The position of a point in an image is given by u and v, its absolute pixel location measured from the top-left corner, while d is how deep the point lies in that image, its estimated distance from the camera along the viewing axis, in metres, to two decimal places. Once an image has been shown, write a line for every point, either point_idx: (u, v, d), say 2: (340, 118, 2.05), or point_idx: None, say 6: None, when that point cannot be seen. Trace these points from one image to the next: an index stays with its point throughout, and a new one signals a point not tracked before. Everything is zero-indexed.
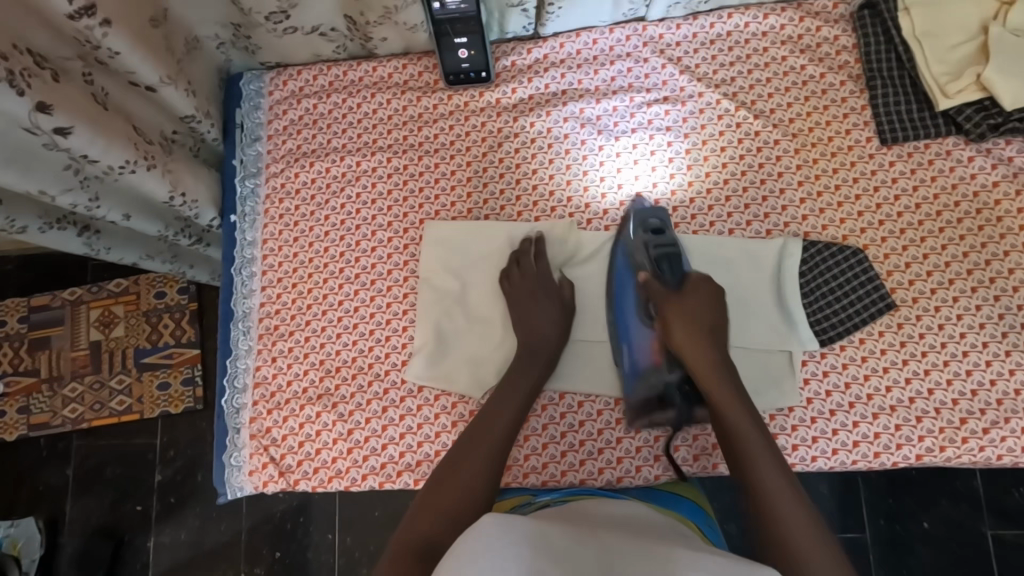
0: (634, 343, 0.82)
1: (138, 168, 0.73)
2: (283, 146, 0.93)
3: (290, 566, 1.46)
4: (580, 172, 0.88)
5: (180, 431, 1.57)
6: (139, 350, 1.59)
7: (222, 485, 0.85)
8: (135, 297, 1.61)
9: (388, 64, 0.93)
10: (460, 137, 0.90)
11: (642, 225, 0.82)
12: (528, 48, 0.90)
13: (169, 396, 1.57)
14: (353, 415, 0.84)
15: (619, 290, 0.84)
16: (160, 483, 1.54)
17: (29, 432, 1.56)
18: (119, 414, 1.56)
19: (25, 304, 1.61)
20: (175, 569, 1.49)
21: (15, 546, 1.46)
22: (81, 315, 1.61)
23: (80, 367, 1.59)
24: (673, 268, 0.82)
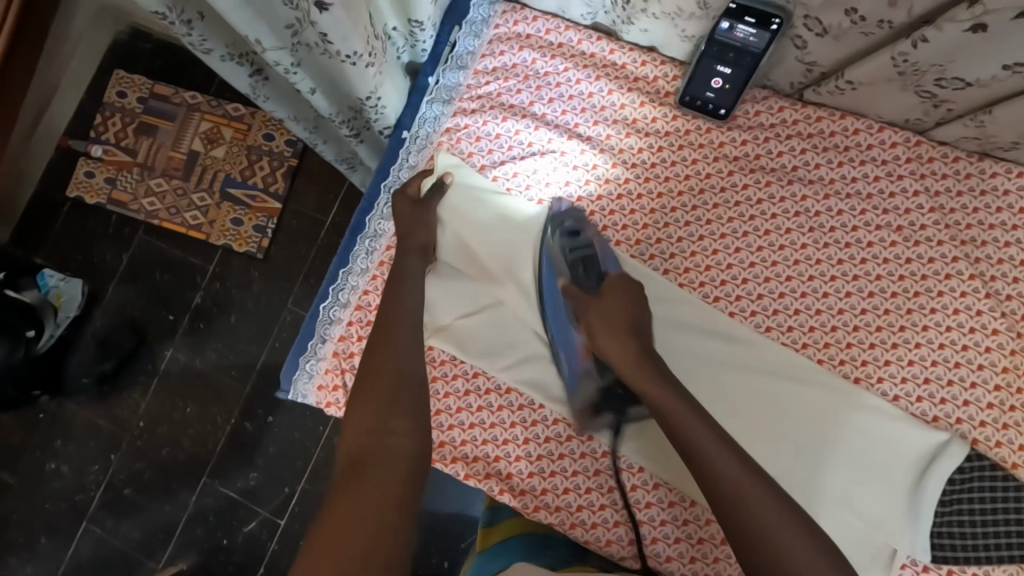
0: (562, 346, 0.79)
1: (359, 61, 0.69)
2: (484, 86, 0.86)
3: (280, 434, 1.55)
4: (768, 260, 0.79)
5: (235, 269, 1.61)
6: (228, 179, 1.64)
7: (289, 382, 0.84)
8: (245, 128, 1.65)
9: (627, 53, 0.84)
10: (664, 162, 0.82)
11: (556, 227, 0.80)
12: (782, 105, 0.80)
13: (237, 234, 1.62)
14: (435, 382, 0.81)
15: (551, 297, 0.81)
16: (197, 306, 1.60)
17: (106, 204, 1.64)
18: (188, 228, 1.63)
19: (148, 88, 1.67)
20: (179, 388, 1.58)
21: (60, 299, 1.52)
22: (192, 122, 1.66)
23: (172, 169, 1.65)
24: (591, 271, 0.79)
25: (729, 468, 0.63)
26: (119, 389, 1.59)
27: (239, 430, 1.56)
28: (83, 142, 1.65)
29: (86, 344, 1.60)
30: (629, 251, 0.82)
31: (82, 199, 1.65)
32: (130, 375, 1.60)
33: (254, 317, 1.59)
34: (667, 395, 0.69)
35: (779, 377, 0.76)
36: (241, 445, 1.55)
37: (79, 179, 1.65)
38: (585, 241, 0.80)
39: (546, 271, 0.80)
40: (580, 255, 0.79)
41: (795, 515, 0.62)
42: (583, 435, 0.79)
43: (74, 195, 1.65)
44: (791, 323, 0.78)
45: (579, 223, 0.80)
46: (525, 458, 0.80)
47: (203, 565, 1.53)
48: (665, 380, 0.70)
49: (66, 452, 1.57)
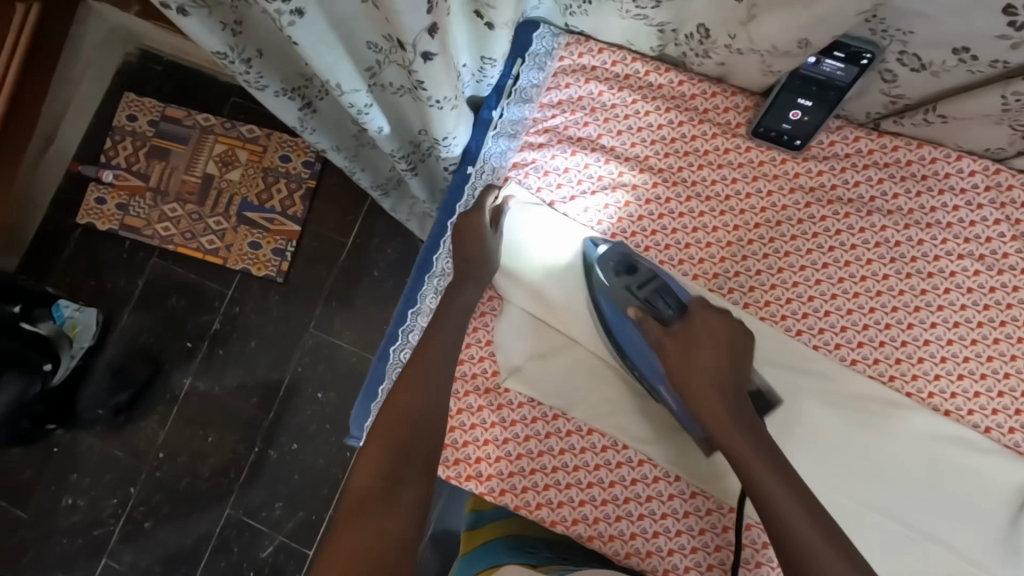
0: (661, 385, 0.75)
1: (446, 106, 0.69)
2: (550, 119, 0.85)
3: (304, 461, 1.58)
4: (850, 292, 0.78)
5: (253, 293, 1.64)
6: (245, 202, 1.67)
7: (357, 428, 0.85)
8: (262, 149, 1.68)
9: (697, 85, 0.83)
10: (738, 194, 0.81)
11: (613, 270, 0.76)
12: (857, 135, 0.79)
13: (256, 258, 1.65)
14: (515, 425, 0.80)
15: (625, 339, 0.76)
16: (215, 331, 1.63)
17: (118, 230, 1.65)
18: (205, 253, 1.65)
19: (159, 110, 1.68)
20: (198, 417, 1.60)
21: (74, 329, 1.51)
22: (206, 144, 1.68)
23: (187, 193, 1.67)
24: (667, 302, 0.74)
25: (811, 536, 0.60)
26: (136, 418, 1.60)
27: (263, 458, 1.58)
28: (93, 168, 1.65)
29: (100, 373, 1.61)
30: (706, 285, 0.81)
31: (94, 225, 1.65)
32: (146, 403, 1.61)
33: (275, 340, 1.63)
34: (738, 442, 0.65)
35: (865, 411, 0.76)
36: (266, 471, 1.58)
37: (90, 205, 1.65)
38: (645, 273, 0.76)
39: (613, 317, 0.76)
40: (648, 289, 0.75)
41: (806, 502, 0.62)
42: (669, 474, 0.77)
43: (84, 222, 1.65)
44: (877, 356, 0.77)
45: (631, 260, 0.76)
46: (611, 502, 0.77)
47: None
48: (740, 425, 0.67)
49: (83, 486, 1.57)
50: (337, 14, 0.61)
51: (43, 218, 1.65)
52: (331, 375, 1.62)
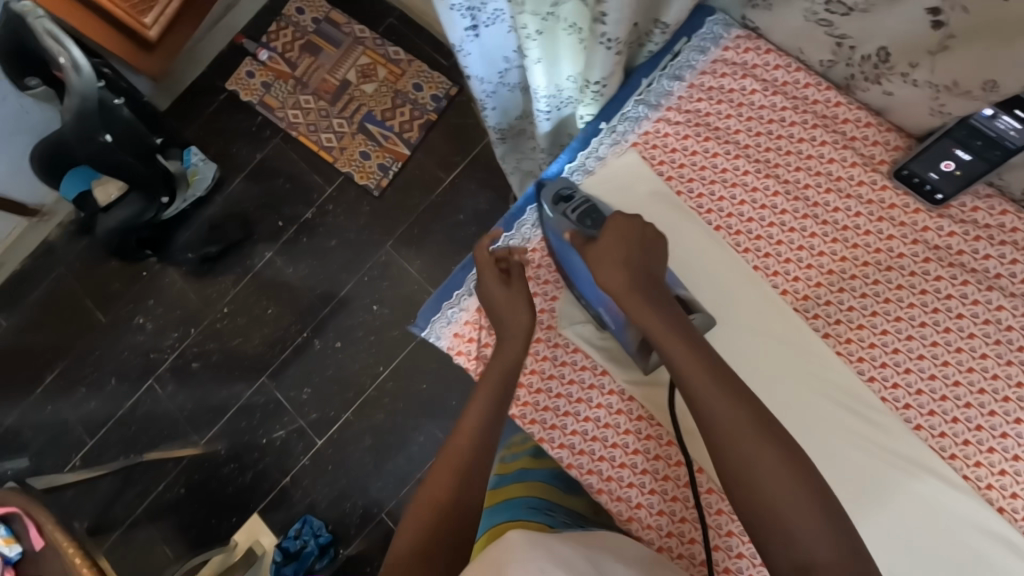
0: (600, 304, 0.79)
1: (612, 47, 0.74)
2: (695, 102, 0.87)
3: (341, 360, 1.70)
4: (940, 359, 0.75)
5: (349, 197, 1.76)
6: (369, 114, 1.79)
7: (425, 322, 0.88)
8: (400, 72, 1.78)
9: (853, 111, 0.82)
10: (857, 228, 0.80)
11: (556, 197, 0.83)
12: (1004, 208, 0.76)
13: (362, 166, 1.76)
14: (563, 366, 0.83)
15: (568, 263, 0.82)
16: (306, 220, 1.76)
17: (256, 104, 1.81)
18: (321, 147, 1.78)
19: (325, 12, 1.83)
20: (266, 289, 1.74)
21: (195, 176, 1.71)
22: (354, 53, 1.81)
23: (323, 91, 1.81)
24: (597, 217, 0.80)
25: (741, 445, 0.60)
26: (216, 271, 1.77)
27: (307, 344, 1.71)
28: (253, 45, 1.82)
29: (201, 222, 1.78)
30: (793, 303, 0.80)
31: (238, 94, 1.82)
32: (228, 261, 1.77)
33: (353, 245, 1.74)
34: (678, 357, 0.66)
35: (910, 475, 0.74)
36: (305, 356, 1.71)
37: (240, 75, 1.83)
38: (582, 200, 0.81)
39: (558, 245, 0.82)
40: (584, 208, 0.81)
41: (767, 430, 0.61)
42: (693, 463, 0.78)
43: (231, 89, 1.82)
44: (945, 430, 0.74)
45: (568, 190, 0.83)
46: (630, 467, 0.80)
47: (234, 454, 1.69)
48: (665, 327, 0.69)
49: (154, 312, 1.76)
50: None
51: (199, 75, 1.84)
52: (391, 291, 1.71)
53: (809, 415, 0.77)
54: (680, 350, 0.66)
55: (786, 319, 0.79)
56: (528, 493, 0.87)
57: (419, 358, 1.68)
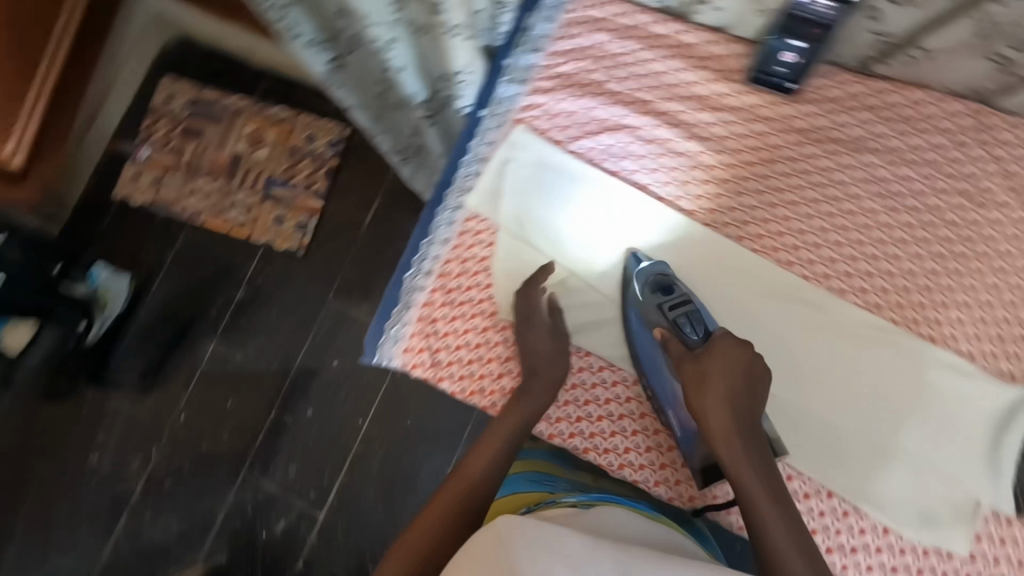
0: (670, 405, 0.79)
1: None
2: (559, 65, 0.91)
3: (319, 426, 1.64)
4: (842, 226, 0.81)
5: (277, 266, 1.70)
6: (271, 179, 1.73)
7: (372, 348, 0.89)
8: (288, 129, 1.73)
9: (699, 34, 0.88)
10: (736, 136, 0.86)
11: (649, 288, 0.81)
12: (851, 79, 0.84)
13: (280, 232, 1.71)
14: (516, 345, 0.85)
15: (641, 350, 0.81)
16: (239, 301, 1.69)
17: (153, 205, 1.72)
18: (233, 226, 1.71)
19: (193, 93, 1.74)
20: (219, 381, 1.66)
21: (106, 294, 1.59)
22: (234, 125, 1.74)
23: (217, 170, 1.74)
24: (695, 328, 0.77)
25: (764, 499, 0.67)
26: (160, 383, 1.66)
27: (278, 421, 1.64)
28: (131, 146, 1.73)
29: (128, 338, 1.66)
30: (704, 220, 0.85)
31: (132, 199, 1.73)
32: (170, 367, 1.67)
33: (295, 310, 1.68)
34: (728, 430, 0.70)
35: (852, 339, 0.80)
36: (281, 433, 1.63)
37: (126, 180, 1.73)
38: (678, 297, 0.80)
39: (636, 330, 0.82)
40: (676, 312, 0.79)
41: (791, 518, 0.67)
42: None
43: (122, 196, 1.72)
44: (867, 287, 0.80)
45: (665, 283, 0.80)
46: (607, 418, 0.84)
47: (239, 558, 1.60)
48: (743, 443, 0.70)
49: (108, 445, 1.64)
50: None
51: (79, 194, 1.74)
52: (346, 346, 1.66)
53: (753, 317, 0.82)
54: (744, 459, 0.69)
55: (704, 238, 0.84)
56: (520, 469, 0.83)
57: (394, 400, 1.64)
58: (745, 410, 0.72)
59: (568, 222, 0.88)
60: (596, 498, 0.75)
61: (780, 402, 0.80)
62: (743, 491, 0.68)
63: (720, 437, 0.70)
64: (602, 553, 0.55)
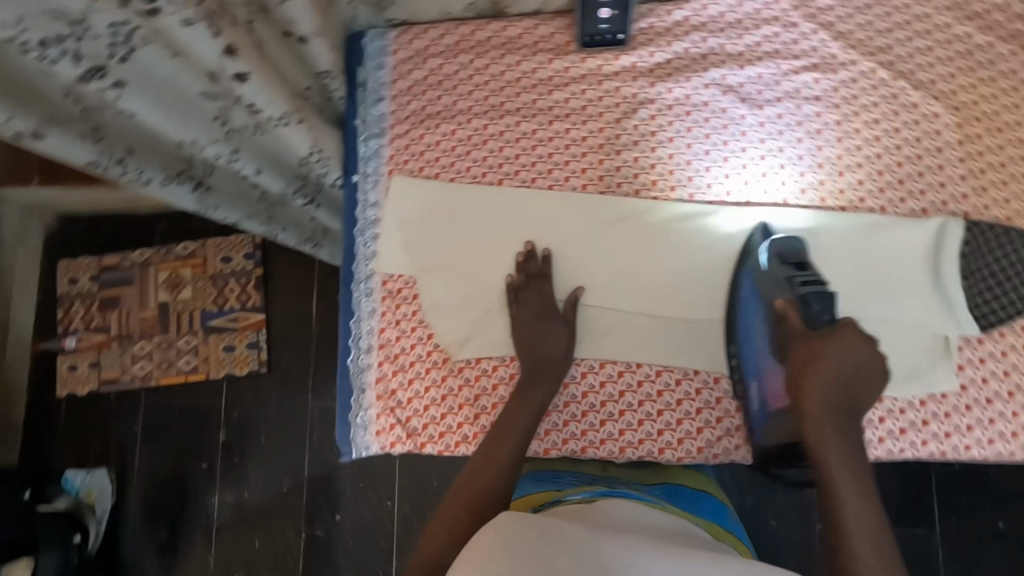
0: (755, 377, 0.80)
1: (290, 121, 0.75)
2: (407, 106, 0.91)
3: (353, 531, 1.37)
4: (719, 143, 0.84)
5: (248, 393, 1.44)
6: (206, 313, 1.46)
7: (346, 444, 0.86)
8: (203, 260, 1.47)
9: (520, 24, 0.89)
10: (592, 101, 0.87)
11: (781, 257, 0.77)
12: (669, 9, 0.86)
13: (235, 359, 1.45)
14: (479, 380, 0.84)
15: (746, 319, 0.80)
16: (226, 443, 1.43)
17: (101, 389, 1.45)
18: (186, 375, 1.45)
19: (95, 263, 1.48)
20: (232, 529, 1.39)
21: (92, 494, 1.36)
22: (149, 277, 1.47)
23: (149, 328, 1.46)
24: (823, 302, 0.73)
25: (844, 486, 0.66)
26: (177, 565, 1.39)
27: (312, 540, 1.38)
28: (52, 340, 1.47)
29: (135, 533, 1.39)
30: (597, 189, 0.86)
31: (74, 393, 1.45)
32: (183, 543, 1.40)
33: (287, 422, 1.43)
34: (818, 409, 0.71)
35: (774, 239, 0.81)
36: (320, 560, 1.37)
37: (63, 375, 1.46)
38: (814, 273, 0.76)
39: (748, 295, 0.80)
40: (805, 285, 0.75)
41: (870, 504, 0.65)
42: (631, 364, 0.83)
43: (63, 395, 1.46)
44: (765, 188, 0.82)
45: (795, 254, 0.77)
46: (591, 410, 0.83)
47: None
48: (835, 425, 0.70)
49: None
50: (160, 76, 0.65)
51: None
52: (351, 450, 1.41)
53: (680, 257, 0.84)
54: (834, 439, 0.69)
55: (605, 204, 0.85)
56: (526, 471, 0.83)
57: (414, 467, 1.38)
58: (847, 391, 0.72)
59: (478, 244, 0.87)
60: (600, 492, 0.73)
61: (737, 324, 0.81)
62: (826, 472, 0.67)
63: (811, 414, 0.71)
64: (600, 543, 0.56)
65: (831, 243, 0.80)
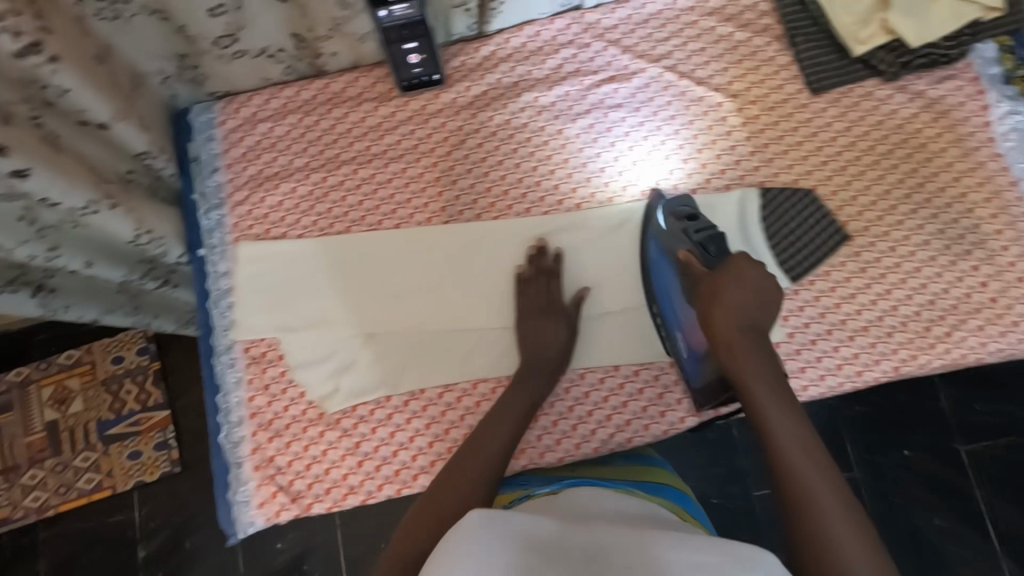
0: (680, 326, 0.83)
1: (101, 208, 0.73)
2: (243, 173, 0.91)
3: None
4: (544, 158, 0.90)
5: (164, 499, 1.25)
6: (103, 423, 1.27)
7: (231, 524, 0.81)
8: (91, 366, 1.29)
9: (341, 79, 0.93)
10: (423, 139, 0.92)
11: (675, 213, 0.84)
12: (475, 47, 0.93)
13: (143, 466, 1.26)
14: (357, 428, 0.82)
15: (660, 279, 0.84)
16: (147, 559, 1.23)
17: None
18: (89, 496, 1.24)
19: None
20: None
21: None
22: (31, 398, 1.28)
23: (38, 453, 1.26)
24: (717, 246, 0.81)
25: (784, 430, 0.69)
26: None
27: None
28: None
29: None
30: (442, 220, 0.89)
31: None
32: None
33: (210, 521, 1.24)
34: (749, 361, 0.74)
35: (606, 234, 0.88)
36: None
37: None
38: (706, 222, 0.83)
39: (656, 256, 0.85)
40: (700, 235, 0.82)
41: (810, 443, 0.68)
42: (501, 379, 0.84)
43: None
44: (592, 191, 0.89)
45: (690, 208, 0.84)
46: (472, 432, 0.83)
47: None
48: (766, 373, 0.74)
49: None
50: None
51: None
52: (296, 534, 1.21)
53: (528, 266, 0.87)
54: (766, 388, 0.72)
55: (449, 232, 0.88)
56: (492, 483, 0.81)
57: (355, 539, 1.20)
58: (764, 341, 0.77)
59: (335, 292, 0.87)
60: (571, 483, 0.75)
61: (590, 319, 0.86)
62: (766, 420, 0.70)
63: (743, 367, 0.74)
64: (571, 543, 0.53)
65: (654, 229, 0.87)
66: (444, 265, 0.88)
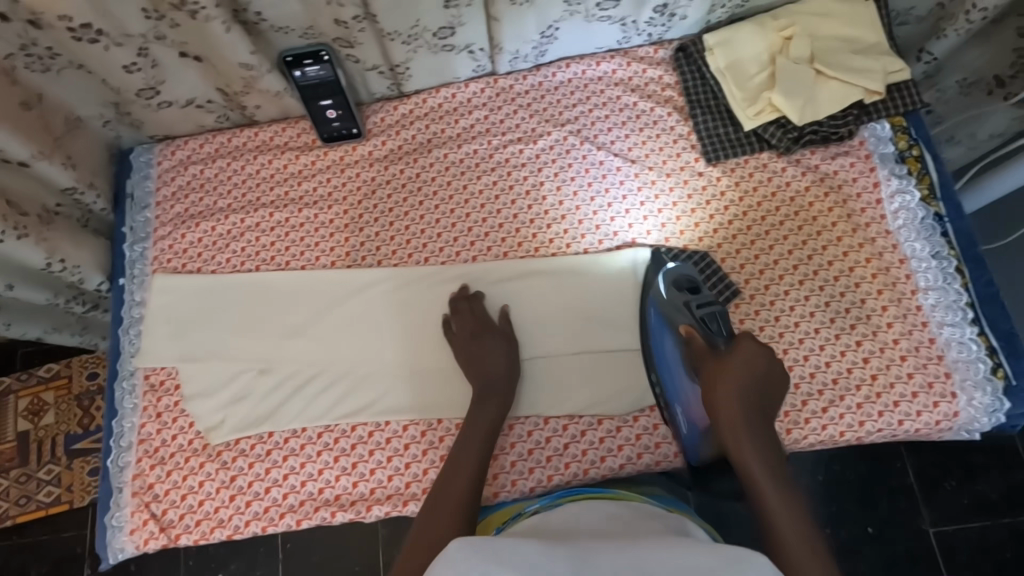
0: (679, 402, 0.83)
1: (6, 236, 0.80)
2: (170, 210, 0.98)
3: None
4: (447, 211, 0.94)
5: None
6: (70, 437, 1.30)
7: (103, 548, 0.83)
8: (67, 380, 1.33)
9: (269, 128, 1.00)
10: (337, 187, 0.97)
11: (676, 285, 0.85)
12: (394, 105, 0.99)
13: None
14: (235, 462, 0.85)
15: (660, 349, 0.84)
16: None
17: None
18: (47, 508, 1.26)
19: None
20: None
21: None
22: (7, 407, 1.32)
23: (4, 462, 1.29)
24: (719, 326, 0.82)
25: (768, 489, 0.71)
26: None
27: None
28: None
29: None
30: (344, 264, 0.93)
31: None
32: None
33: None
34: (735, 418, 0.75)
35: (498, 287, 0.90)
36: None
37: None
38: (706, 297, 0.84)
39: (657, 323, 0.84)
40: (703, 309, 0.83)
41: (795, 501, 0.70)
42: (380, 424, 0.85)
43: None
44: (488, 245, 0.92)
45: (692, 279, 0.85)
46: (342, 474, 0.84)
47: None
48: (755, 432, 0.74)
49: None
50: None
51: None
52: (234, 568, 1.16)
53: (420, 313, 0.90)
54: (753, 443, 0.73)
55: (348, 275, 0.92)
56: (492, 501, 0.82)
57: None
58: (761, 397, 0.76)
59: (235, 327, 0.91)
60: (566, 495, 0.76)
61: None
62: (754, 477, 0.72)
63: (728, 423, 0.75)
64: (556, 552, 0.53)
65: (543, 284, 0.89)
66: (339, 307, 0.91)
